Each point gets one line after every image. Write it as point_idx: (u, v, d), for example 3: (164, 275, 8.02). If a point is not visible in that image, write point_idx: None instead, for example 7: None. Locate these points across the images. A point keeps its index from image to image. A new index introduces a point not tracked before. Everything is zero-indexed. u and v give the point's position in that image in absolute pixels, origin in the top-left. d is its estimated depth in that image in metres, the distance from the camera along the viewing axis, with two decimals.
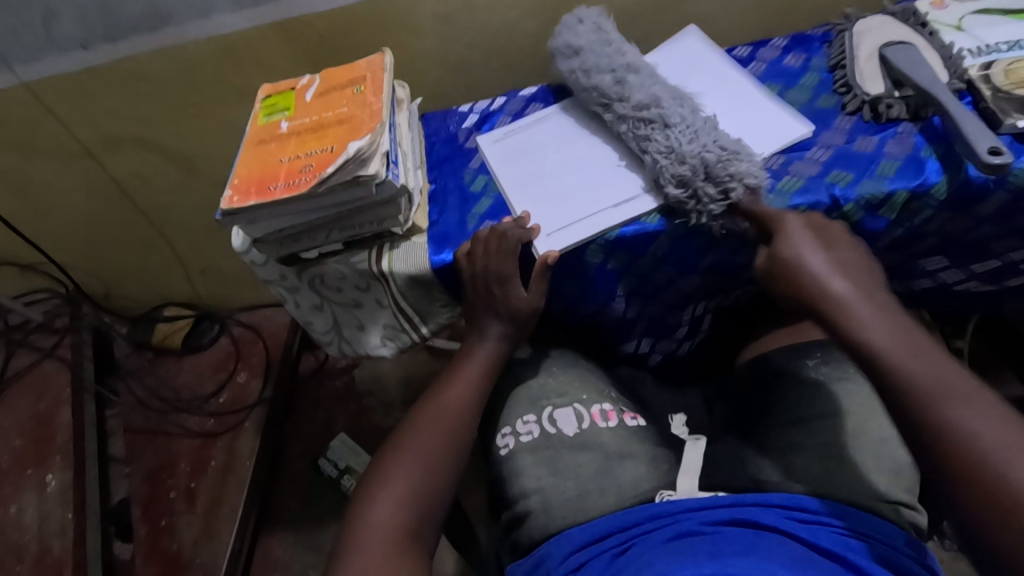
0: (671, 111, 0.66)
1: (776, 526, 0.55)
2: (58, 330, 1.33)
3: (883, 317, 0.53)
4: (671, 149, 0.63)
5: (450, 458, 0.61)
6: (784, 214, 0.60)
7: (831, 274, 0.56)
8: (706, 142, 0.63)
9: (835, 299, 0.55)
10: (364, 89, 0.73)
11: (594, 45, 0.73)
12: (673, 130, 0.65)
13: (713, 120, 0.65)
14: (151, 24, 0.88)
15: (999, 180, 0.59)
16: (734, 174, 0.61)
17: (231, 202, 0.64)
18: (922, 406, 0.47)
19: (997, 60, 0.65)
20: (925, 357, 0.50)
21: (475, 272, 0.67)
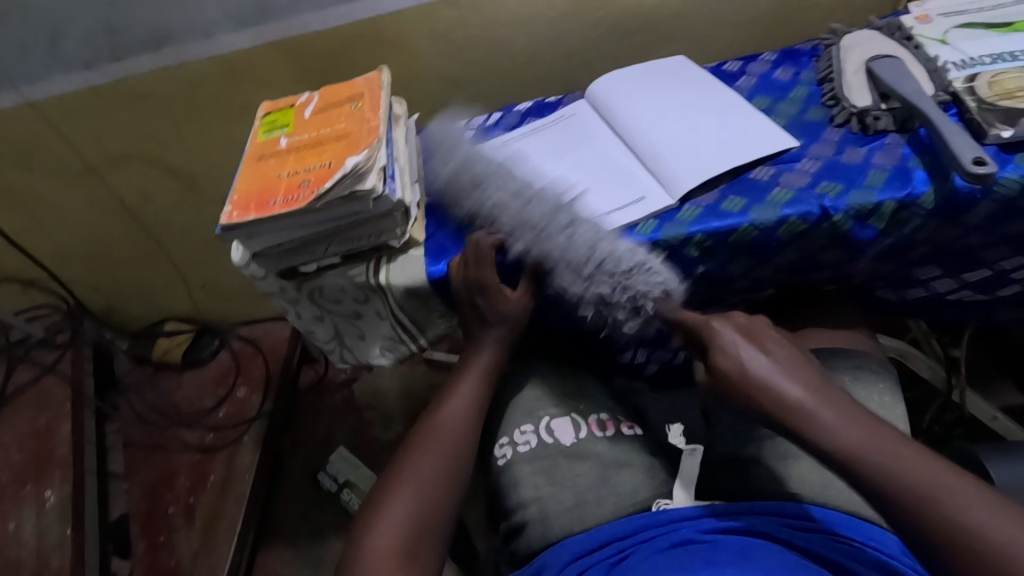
0: (548, 243, 0.65)
1: (772, 534, 0.55)
2: (59, 346, 1.33)
3: (844, 419, 0.50)
4: (566, 286, 0.65)
5: (450, 477, 0.60)
6: (712, 323, 0.59)
7: (778, 382, 0.53)
8: (596, 268, 0.63)
9: (796, 411, 0.51)
10: (362, 106, 0.74)
11: (450, 159, 0.76)
12: (565, 257, 0.64)
13: (588, 235, 0.63)
14: (155, 43, 0.90)
15: (985, 190, 0.60)
16: (639, 292, 0.63)
17: (231, 217, 0.66)
18: (921, 512, 0.45)
19: (981, 72, 0.66)
20: (896, 455, 0.48)
21: (468, 281, 0.67)
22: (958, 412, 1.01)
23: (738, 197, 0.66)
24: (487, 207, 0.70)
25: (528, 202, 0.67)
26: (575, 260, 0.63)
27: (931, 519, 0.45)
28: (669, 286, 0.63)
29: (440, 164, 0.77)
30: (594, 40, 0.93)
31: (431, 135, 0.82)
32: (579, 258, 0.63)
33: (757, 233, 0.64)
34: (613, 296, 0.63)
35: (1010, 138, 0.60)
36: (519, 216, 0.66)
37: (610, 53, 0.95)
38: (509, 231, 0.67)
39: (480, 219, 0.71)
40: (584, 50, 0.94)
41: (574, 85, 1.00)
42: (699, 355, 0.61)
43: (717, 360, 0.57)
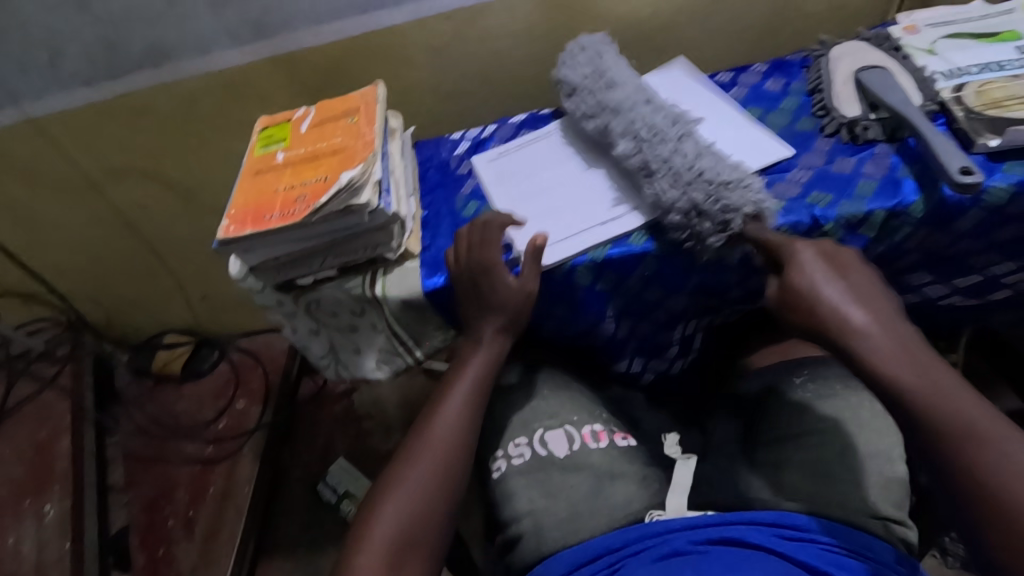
0: (659, 147, 0.65)
1: (762, 544, 0.55)
2: (59, 359, 1.34)
3: (906, 358, 0.52)
4: (660, 194, 0.64)
5: (439, 491, 0.60)
6: (794, 243, 0.59)
7: (843, 304, 0.55)
8: (695, 176, 0.62)
9: (857, 332, 0.54)
10: (358, 120, 0.75)
11: (587, 83, 0.74)
12: (677, 158, 0.64)
13: (695, 150, 0.64)
14: (154, 60, 0.91)
15: (974, 199, 0.61)
16: (732, 207, 0.61)
17: (227, 232, 0.66)
18: (958, 442, 0.48)
19: (969, 82, 0.67)
20: (946, 394, 0.50)
21: (462, 270, 0.67)
22: None
23: None
24: (621, 102, 0.70)
25: (659, 115, 0.68)
26: (690, 156, 0.64)
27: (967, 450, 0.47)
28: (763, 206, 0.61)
29: (574, 66, 0.77)
30: None
31: (571, 45, 0.79)
32: (687, 162, 0.63)
33: (748, 244, 0.65)
34: (711, 202, 0.61)
35: (997, 147, 0.61)
36: (658, 126, 0.67)
37: None
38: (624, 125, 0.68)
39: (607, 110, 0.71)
40: None
41: None
42: (773, 274, 0.61)
43: (786, 279, 0.58)
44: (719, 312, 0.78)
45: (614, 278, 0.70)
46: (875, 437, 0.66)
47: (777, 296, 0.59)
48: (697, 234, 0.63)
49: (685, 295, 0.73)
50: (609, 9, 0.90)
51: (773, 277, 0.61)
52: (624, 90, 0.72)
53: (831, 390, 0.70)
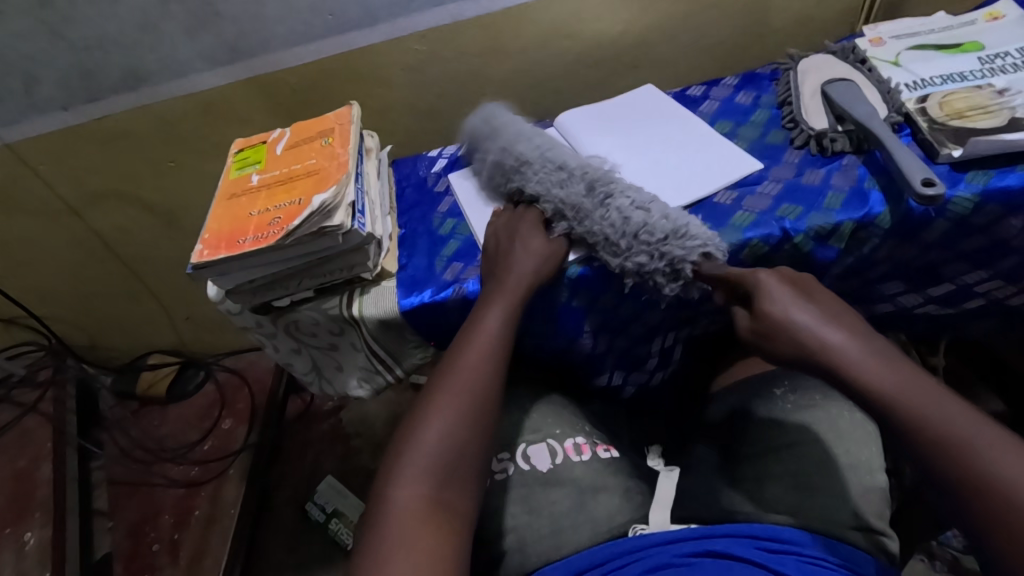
0: (588, 195, 0.66)
1: (745, 555, 0.54)
2: (41, 384, 1.33)
3: (892, 371, 0.47)
4: (605, 235, 0.64)
5: (474, 420, 0.56)
6: (755, 272, 0.56)
7: (807, 323, 0.51)
8: (637, 227, 0.62)
9: (835, 357, 0.49)
10: (332, 141, 0.75)
11: (501, 144, 0.75)
12: (608, 210, 0.64)
13: (634, 196, 0.65)
14: (130, 84, 0.91)
15: (939, 209, 0.62)
16: (676, 255, 0.61)
17: (201, 256, 0.66)
18: (954, 461, 0.43)
19: (932, 93, 0.68)
20: (940, 405, 0.45)
21: (497, 225, 0.71)
22: None
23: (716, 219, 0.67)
24: (556, 154, 0.70)
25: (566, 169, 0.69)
26: (623, 213, 0.64)
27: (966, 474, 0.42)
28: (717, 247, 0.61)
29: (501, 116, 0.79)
30: (562, 68, 0.95)
31: (468, 126, 0.82)
32: (620, 218, 0.63)
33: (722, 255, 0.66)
34: (660, 254, 0.62)
35: (960, 156, 0.62)
36: (590, 180, 0.67)
37: (580, 81, 0.97)
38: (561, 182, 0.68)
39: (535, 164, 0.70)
40: (553, 77, 0.96)
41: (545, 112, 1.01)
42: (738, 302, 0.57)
43: (760, 310, 0.54)
44: (697, 323, 0.79)
45: (589, 295, 0.71)
46: (857, 448, 0.66)
47: (749, 327, 0.55)
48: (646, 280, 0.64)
49: (661, 309, 0.74)
50: (581, 27, 0.91)
51: (740, 309, 0.56)
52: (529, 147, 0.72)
53: (809, 401, 0.69)
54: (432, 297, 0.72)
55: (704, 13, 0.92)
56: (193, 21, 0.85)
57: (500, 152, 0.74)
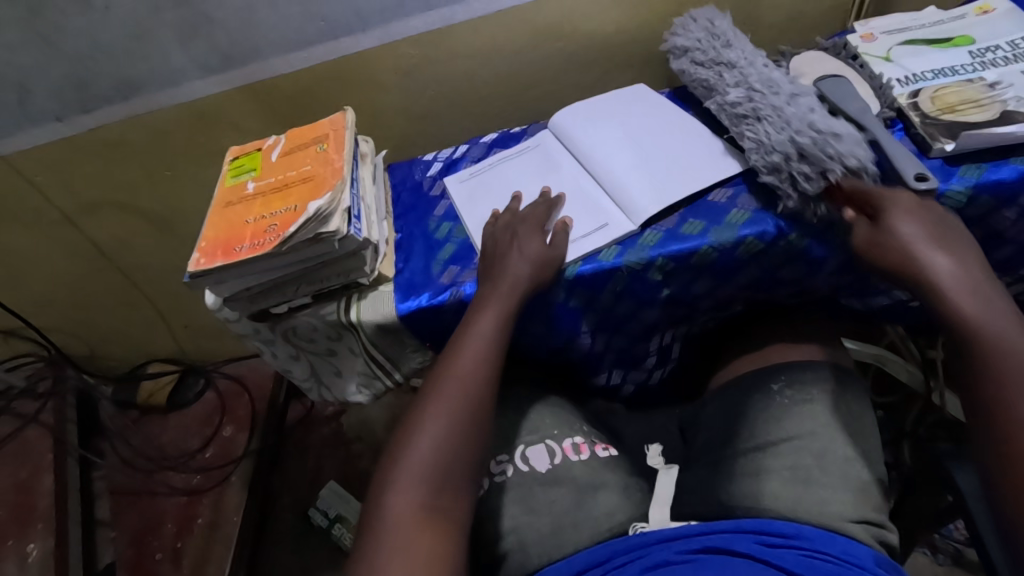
0: (763, 102, 0.67)
1: (745, 551, 0.55)
2: (41, 396, 1.32)
3: (981, 304, 0.54)
4: (764, 139, 0.65)
5: (467, 426, 0.57)
6: (893, 192, 0.59)
7: (921, 245, 0.57)
8: (800, 127, 0.63)
9: (938, 278, 0.56)
10: (327, 147, 0.76)
11: (703, 44, 0.77)
12: (767, 120, 0.66)
13: (805, 106, 0.65)
14: (125, 93, 0.91)
15: (932, 203, 0.62)
16: (838, 155, 0.60)
17: (198, 264, 0.67)
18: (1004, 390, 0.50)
19: (923, 88, 0.68)
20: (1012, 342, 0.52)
21: (496, 227, 0.71)
22: None
23: (695, 220, 0.68)
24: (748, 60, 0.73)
25: (745, 80, 0.70)
26: (788, 112, 0.65)
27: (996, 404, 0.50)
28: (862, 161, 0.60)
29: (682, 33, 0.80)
30: (556, 70, 0.96)
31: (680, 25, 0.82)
32: (789, 116, 0.65)
33: (716, 254, 0.67)
34: (817, 147, 0.61)
35: (953, 151, 0.62)
36: (753, 89, 0.69)
37: (574, 81, 0.98)
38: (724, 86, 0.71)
39: (725, 65, 0.74)
40: (547, 79, 0.97)
41: (539, 113, 1.02)
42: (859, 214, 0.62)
43: (884, 226, 0.59)
44: (695, 321, 0.79)
45: (586, 295, 0.71)
46: (857, 441, 0.66)
47: (866, 238, 0.60)
48: (793, 184, 0.63)
49: (658, 307, 0.73)
50: (573, 27, 0.91)
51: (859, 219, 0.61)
52: (737, 50, 0.75)
53: (807, 395, 0.69)
54: (430, 301, 0.72)
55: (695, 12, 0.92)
56: (186, 30, 0.85)
57: (704, 58, 0.76)
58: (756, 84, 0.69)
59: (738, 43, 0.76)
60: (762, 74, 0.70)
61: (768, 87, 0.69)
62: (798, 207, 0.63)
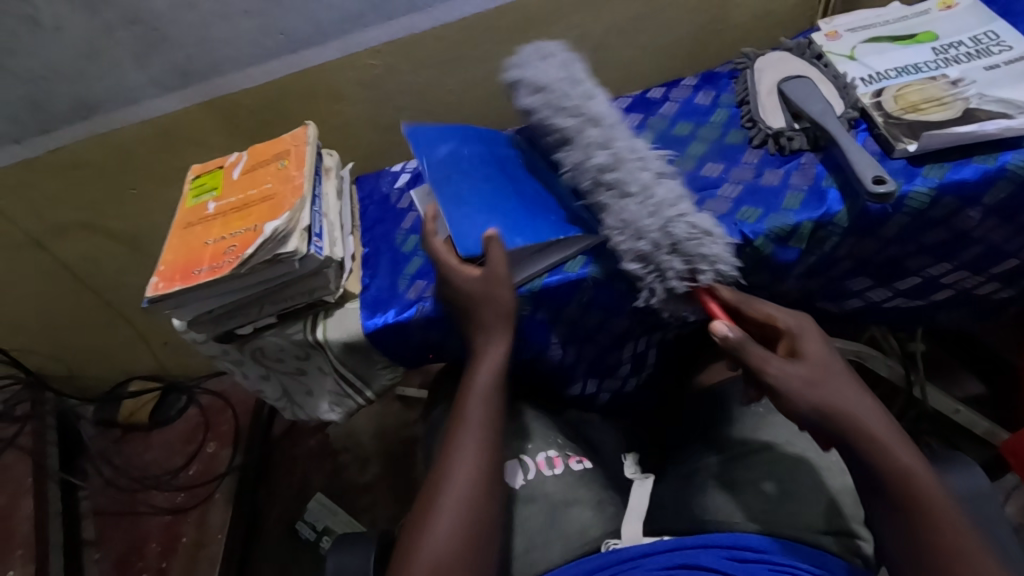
0: (627, 178, 0.61)
1: (715, 567, 0.54)
2: (18, 419, 1.28)
3: (883, 427, 0.53)
4: (632, 223, 0.59)
5: (476, 511, 0.57)
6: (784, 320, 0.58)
7: (851, 389, 0.54)
8: (671, 215, 0.59)
9: (841, 412, 0.53)
10: (288, 164, 0.74)
11: (561, 86, 0.65)
12: (634, 199, 0.60)
13: (672, 188, 0.61)
14: (84, 114, 0.89)
15: (896, 205, 0.61)
16: (705, 256, 0.59)
17: (156, 289, 0.65)
18: (909, 508, 0.50)
19: (887, 87, 0.68)
20: (915, 475, 0.51)
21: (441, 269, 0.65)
22: (921, 408, 1.05)
23: None
24: (606, 118, 0.64)
25: (610, 146, 0.62)
26: (659, 197, 0.60)
27: (914, 519, 0.50)
28: (731, 263, 0.60)
29: (535, 66, 0.68)
30: None
31: (524, 57, 0.69)
32: (661, 200, 0.60)
33: None
34: (692, 242, 0.59)
35: (916, 151, 0.62)
36: (620, 156, 0.61)
37: None
38: (586, 149, 0.62)
39: (585, 123, 0.63)
40: None
41: (508, 121, 1.00)
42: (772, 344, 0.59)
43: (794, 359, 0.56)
44: (668, 327, 0.77)
45: (553, 306, 0.70)
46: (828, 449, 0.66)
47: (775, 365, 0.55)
48: (660, 276, 0.60)
49: (626, 316, 0.72)
50: (538, 32, 0.90)
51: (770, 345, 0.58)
52: (597, 103, 0.65)
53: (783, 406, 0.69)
54: (395, 318, 0.71)
55: (660, 12, 0.91)
56: (141, 47, 0.83)
57: (553, 100, 0.64)
58: (623, 153, 0.62)
59: (595, 94, 0.65)
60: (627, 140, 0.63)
61: (636, 158, 0.62)
62: (661, 304, 0.62)
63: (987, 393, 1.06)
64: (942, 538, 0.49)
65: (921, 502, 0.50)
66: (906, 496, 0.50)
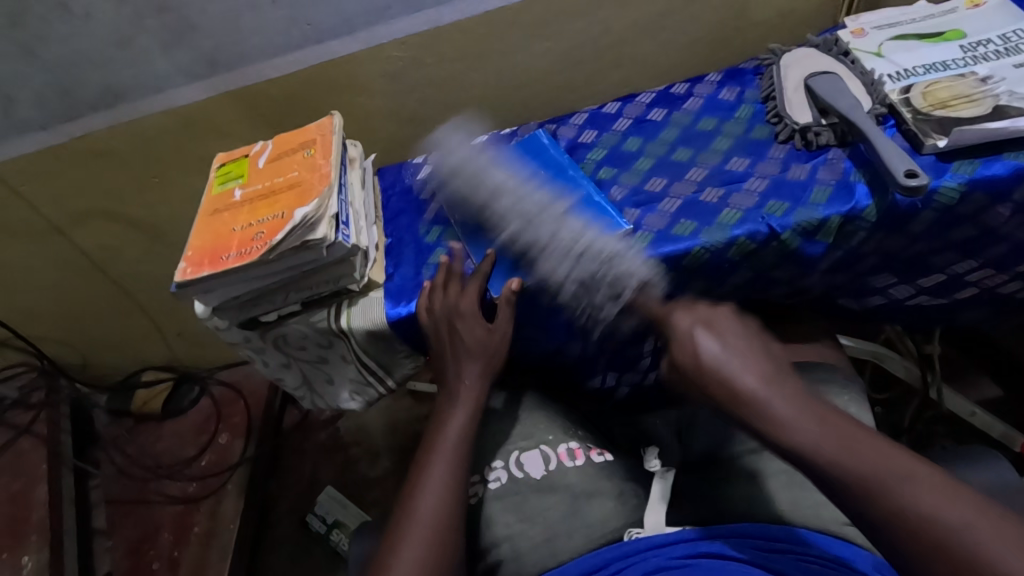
0: (537, 232, 0.68)
1: (745, 557, 0.54)
2: (34, 407, 1.30)
3: (796, 406, 0.49)
4: (550, 273, 0.66)
5: (442, 540, 0.56)
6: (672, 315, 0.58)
7: (752, 371, 0.51)
8: (579, 255, 0.65)
9: (747, 398, 0.50)
10: (314, 153, 0.75)
11: (462, 169, 0.77)
12: (544, 252, 0.66)
13: (575, 230, 0.67)
14: (109, 102, 0.90)
15: (926, 200, 0.61)
16: (618, 279, 0.64)
17: (184, 274, 0.66)
18: (868, 496, 0.43)
19: (916, 83, 0.68)
20: (848, 448, 0.45)
21: (436, 321, 0.68)
22: (938, 409, 1.05)
23: (688, 221, 0.67)
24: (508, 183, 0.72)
25: (512, 212, 0.70)
26: (564, 241, 0.66)
27: (873, 502, 0.43)
28: (646, 274, 0.64)
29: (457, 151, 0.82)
30: (545, 70, 0.95)
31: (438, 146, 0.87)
32: (567, 243, 0.66)
33: (709, 255, 0.65)
34: (602, 275, 0.65)
35: (946, 146, 0.61)
36: (521, 220, 0.69)
37: (563, 81, 0.97)
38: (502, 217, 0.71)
39: (494, 198, 0.72)
40: (536, 79, 0.95)
41: (528, 115, 1.01)
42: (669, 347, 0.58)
43: (694, 349, 0.54)
44: None
45: None
46: None
47: (680, 370, 0.55)
48: (590, 305, 0.67)
49: None
50: (562, 27, 0.90)
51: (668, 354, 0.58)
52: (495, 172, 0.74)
53: None
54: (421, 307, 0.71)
55: (684, 9, 0.91)
56: (169, 35, 0.84)
57: (468, 181, 0.75)
58: (529, 215, 0.69)
59: (490, 167, 0.75)
60: (524, 198, 0.70)
61: (539, 213, 0.69)
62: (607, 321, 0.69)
63: (1005, 396, 1.06)
64: (916, 513, 0.41)
65: (870, 479, 0.43)
66: (856, 479, 0.44)
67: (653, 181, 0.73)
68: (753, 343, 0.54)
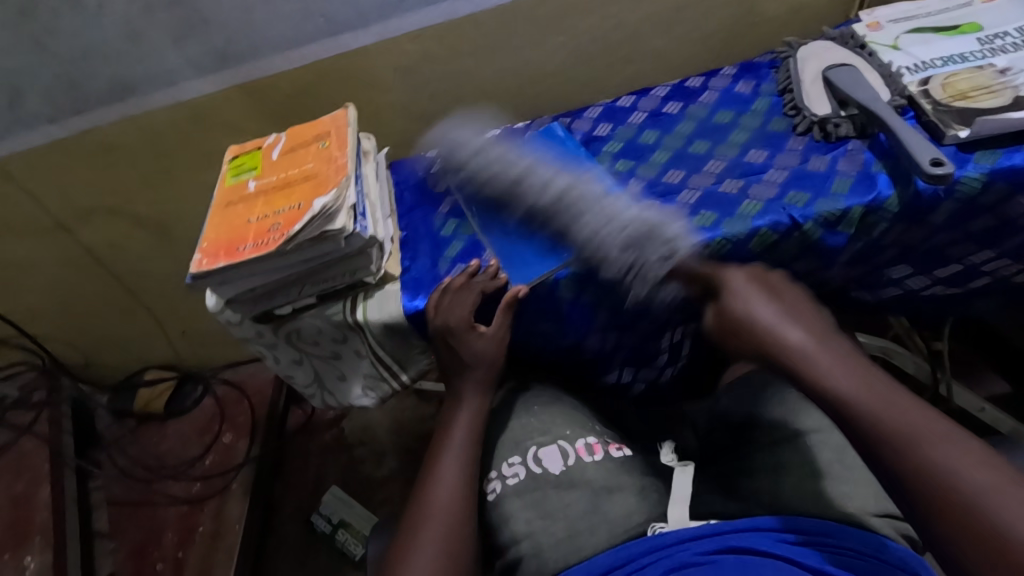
0: (582, 195, 0.66)
1: (772, 551, 0.54)
2: (36, 406, 1.28)
3: (841, 365, 0.55)
4: (596, 229, 0.63)
5: (457, 538, 0.59)
6: (725, 272, 0.62)
7: (800, 330, 0.58)
8: (632, 219, 0.63)
9: (793, 350, 0.57)
10: (329, 145, 0.74)
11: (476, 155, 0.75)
12: (591, 212, 0.64)
13: (624, 203, 0.65)
14: (119, 95, 0.89)
15: (948, 190, 0.61)
16: (668, 243, 0.62)
17: (200, 266, 0.65)
18: (896, 449, 0.49)
19: (934, 75, 0.68)
20: (886, 405, 0.51)
21: (440, 323, 0.67)
22: (948, 404, 1.04)
23: (708, 213, 0.66)
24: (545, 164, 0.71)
25: (559, 181, 0.68)
26: (612, 208, 0.64)
27: (893, 453, 0.49)
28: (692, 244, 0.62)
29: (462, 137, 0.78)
30: (558, 63, 0.94)
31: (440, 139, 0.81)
32: (613, 209, 0.64)
33: (731, 246, 0.65)
34: (651, 237, 0.62)
35: (967, 137, 0.62)
36: (571, 184, 0.67)
37: (575, 76, 0.96)
38: (542, 184, 0.68)
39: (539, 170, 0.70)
40: (549, 73, 0.95)
41: (539, 110, 1.00)
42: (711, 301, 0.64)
43: (743, 307, 0.60)
44: None
45: (597, 291, 0.70)
46: None
47: (721, 321, 0.61)
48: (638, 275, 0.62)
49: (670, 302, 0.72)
50: (576, 21, 0.90)
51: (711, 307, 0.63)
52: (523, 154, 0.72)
53: None
54: None
55: (697, 3, 0.91)
56: (182, 28, 0.83)
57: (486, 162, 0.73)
58: (575, 182, 0.68)
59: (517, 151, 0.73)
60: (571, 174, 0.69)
61: (588, 184, 0.68)
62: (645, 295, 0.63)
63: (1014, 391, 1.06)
64: (936, 471, 0.47)
65: (900, 435, 0.49)
66: (880, 433, 0.50)
67: (672, 173, 0.73)
68: (804, 302, 0.61)
